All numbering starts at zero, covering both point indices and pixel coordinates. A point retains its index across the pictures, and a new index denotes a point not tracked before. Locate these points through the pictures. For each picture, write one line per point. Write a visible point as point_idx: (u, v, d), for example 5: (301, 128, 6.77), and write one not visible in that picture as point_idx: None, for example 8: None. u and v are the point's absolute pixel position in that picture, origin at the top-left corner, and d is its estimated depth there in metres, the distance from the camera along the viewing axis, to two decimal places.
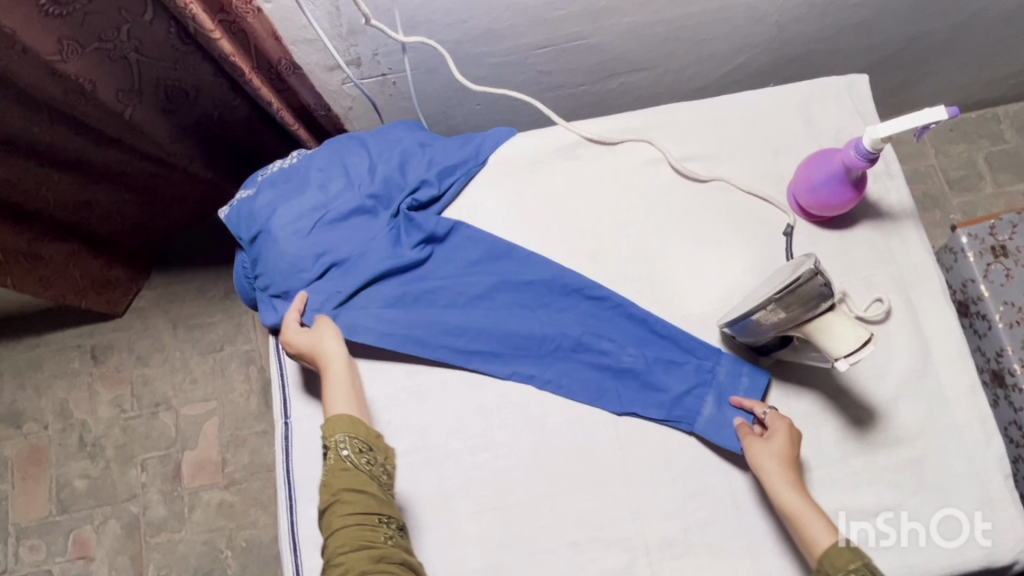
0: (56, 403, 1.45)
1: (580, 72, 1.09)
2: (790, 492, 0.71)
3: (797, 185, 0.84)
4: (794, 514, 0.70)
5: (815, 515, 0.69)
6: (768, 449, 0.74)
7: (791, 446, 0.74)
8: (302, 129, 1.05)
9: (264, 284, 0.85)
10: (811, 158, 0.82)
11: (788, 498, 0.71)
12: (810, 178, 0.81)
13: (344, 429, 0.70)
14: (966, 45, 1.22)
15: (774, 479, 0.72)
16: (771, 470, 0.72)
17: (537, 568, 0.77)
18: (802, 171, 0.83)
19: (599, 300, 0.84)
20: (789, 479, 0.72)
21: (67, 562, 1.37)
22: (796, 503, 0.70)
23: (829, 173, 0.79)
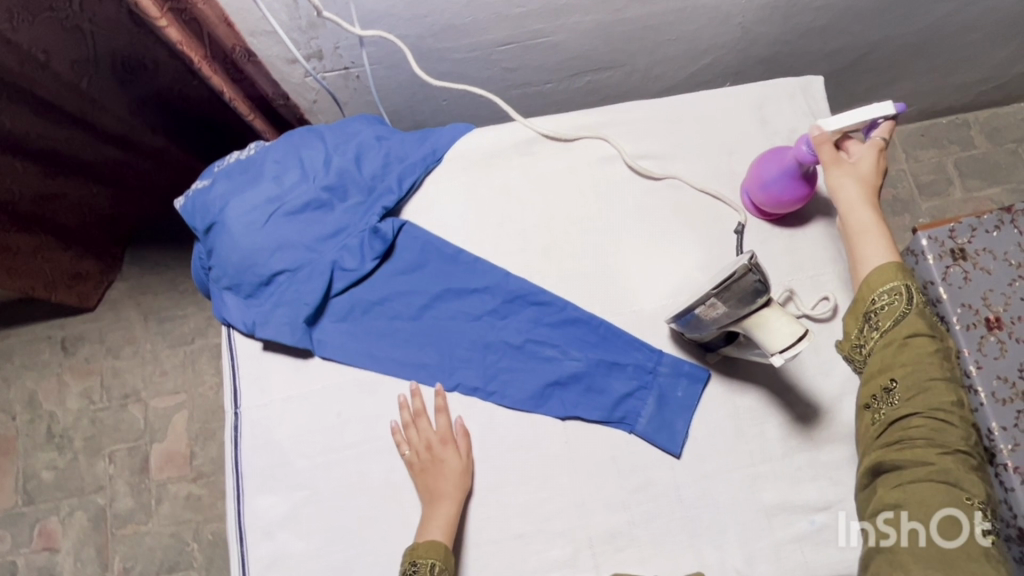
0: (25, 393, 1.45)
1: (546, 70, 1.09)
2: (863, 210, 0.75)
3: (750, 182, 0.84)
4: (857, 228, 0.75)
5: (879, 234, 0.74)
6: (856, 167, 0.75)
7: (868, 171, 0.76)
8: (258, 119, 1.06)
9: (217, 275, 0.85)
10: (762, 157, 0.83)
11: (857, 215, 0.75)
12: (762, 175, 0.82)
13: (437, 558, 0.72)
14: (931, 51, 1.23)
15: (848, 195, 0.75)
16: (848, 192, 0.75)
17: (482, 560, 0.77)
18: (754, 169, 0.83)
19: (543, 306, 0.84)
20: (861, 198, 0.75)
21: (32, 553, 1.37)
22: (868, 221, 0.75)
23: (781, 170, 0.80)
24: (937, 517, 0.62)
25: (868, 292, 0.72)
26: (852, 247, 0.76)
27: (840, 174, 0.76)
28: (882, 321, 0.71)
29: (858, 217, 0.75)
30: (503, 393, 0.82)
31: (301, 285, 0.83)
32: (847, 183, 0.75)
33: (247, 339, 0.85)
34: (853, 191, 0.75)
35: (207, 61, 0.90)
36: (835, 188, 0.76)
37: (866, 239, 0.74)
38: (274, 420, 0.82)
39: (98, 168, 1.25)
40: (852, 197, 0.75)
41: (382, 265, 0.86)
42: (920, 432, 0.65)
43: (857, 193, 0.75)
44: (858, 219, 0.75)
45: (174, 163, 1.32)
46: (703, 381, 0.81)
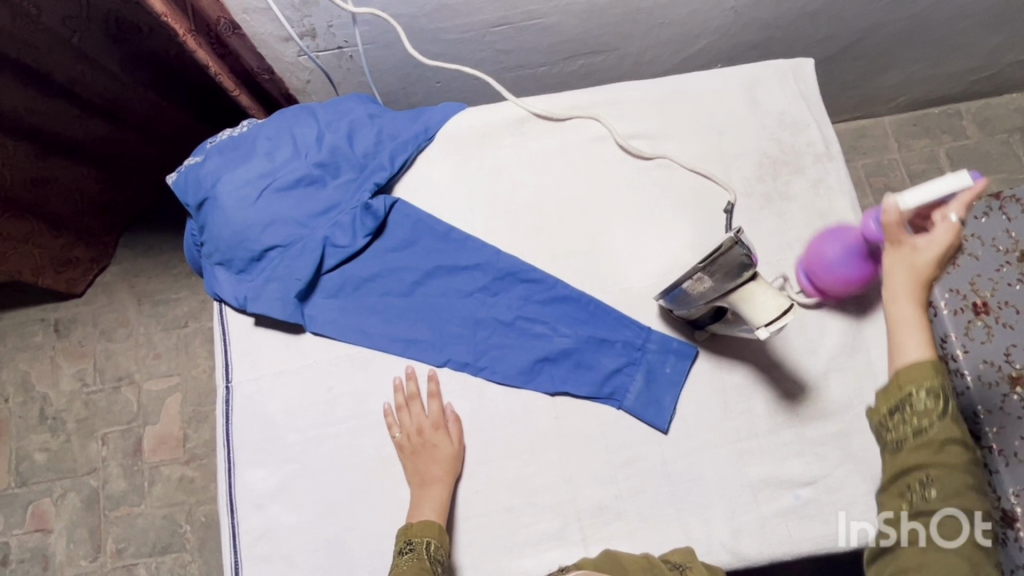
0: (18, 375, 1.45)
1: (539, 52, 1.10)
2: (911, 306, 0.67)
3: (810, 263, 0.80)
4: (895, 321, 0.68)
5: (920, 331, 0.67)
6: (916, 259, 0.67)
7: (934, 261, 0.67)
8: (244, 95, 1.06)
9: (210, 250, 0.85)
10: (821, 237, 0.79)
11: (901, 308, 0.68)
12: (824, 256, 0.78)
13: (433, 535, 0.73)
14: (923, 38, 1.24)
15: (900, 287, 0.68)
16: (901, 284, 0.68)
17: (471, 532, 0.78)
18: (814, 249, 0.80)
19: (534, 284, 0.85)
20: (913, 293, 0.67)
21: (25, 534, 1.37)
22: (911, 316, 0.67)
23: (847, 250, 0.77)
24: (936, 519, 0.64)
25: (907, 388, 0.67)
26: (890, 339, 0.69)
27: (899, 263, 0.68)
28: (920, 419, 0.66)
29: (901, 310, 0.68)
30: (493, 369, 0.83)
31: (293, 261, 0.84)
32: (898, 271, 0.68)
33: (239, 314, 0.85)
34: (907, 285, 0.67)
35: (191, 33, 0.91)
36: (888, 275, 0.69)
37: (904, 334, 0.68)
38: (265, 394, 0.83)
39: (87, 148, 1.25)
40: (905, 291, 0.67)
41: (374, 242, 0.86)
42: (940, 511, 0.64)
43: (914, 287, 0.67)
44: (901, 311, 0.68)
45: (160, 138, 1.33)
46: (691, 358, 0.82)
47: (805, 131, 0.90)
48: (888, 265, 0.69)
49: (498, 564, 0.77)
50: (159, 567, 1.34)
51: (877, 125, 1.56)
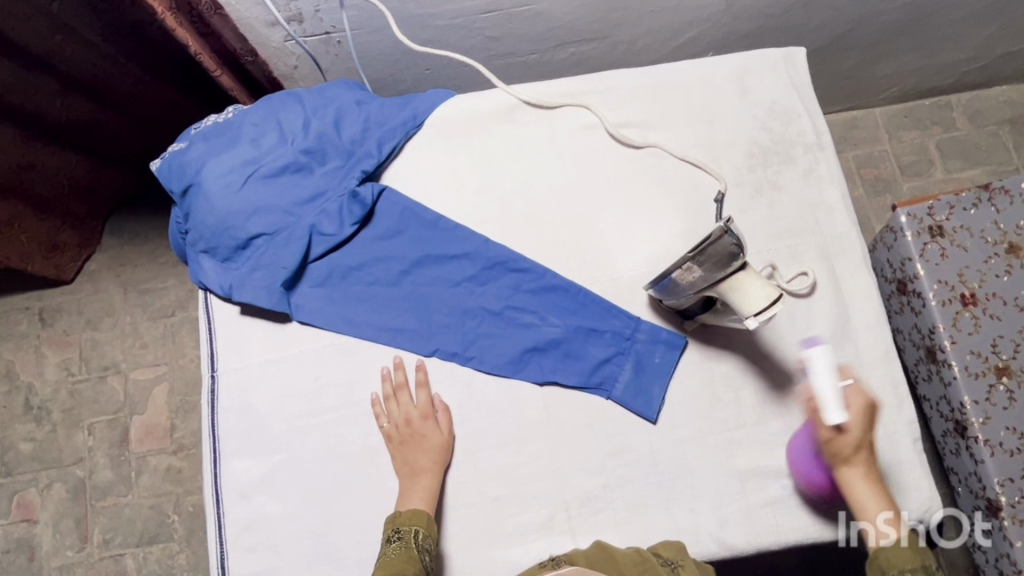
0: (2, 365, 1.43)
1: (530, 39, 1.08)
2: (867, 489, 0.73)
3: (808, 489, 0.77)
4: (861, 507, 0.73)
5: (883, 509, 0.72)
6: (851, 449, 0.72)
7: (866, 438, 0.73)
8: (227, 77, 1.03)
9: (194, 238, 0.84)
10: (791, 461, 0.78)
11: (857, 488, 0.73)
12: (805, 469, 0.77)
13: (420, 524, 0.72)
14: (915, 29, 1.23)
15: (853, 479, 0.73)
16: (853, 477, 0.73)
17: (458, 522, 0.78)
18: (801, 486, 0.77)
19: (522, 273, 0.85)
20: (866, 476, 0.73)
21: (10, 524, 1.36)
22: (870, 498, 0.72)
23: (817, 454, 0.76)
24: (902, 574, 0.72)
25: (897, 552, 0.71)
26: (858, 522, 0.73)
27: (841, 460, 0.73)
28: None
29: (862, 495, 0.73)
30: (481, 358, 0.82)
31: (279, 249, 0.83)
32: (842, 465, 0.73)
33: (224, 302, 0.84)
34: (858, 474, 0.73)
35: (169, 11, 0.89)
36: (837, 472, 0.74)
37: (872, 515, 0.72)
38: (250, 383, 0.82)
39: (71, 132, 1.23)
40: (856, 484, 0.73)
41: (361, 231, 0.85)
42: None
43: (863, 471, 0.73)
44: (859, 491, 0.73)
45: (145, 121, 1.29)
46: (680, 348, 0.82)
47: (796, 121, 0.90)
48: (832, 463, 0.74)
49: (485, 555, 0.77)
50: (147, 558, 1.33)
51: (868, 116, 1.56)
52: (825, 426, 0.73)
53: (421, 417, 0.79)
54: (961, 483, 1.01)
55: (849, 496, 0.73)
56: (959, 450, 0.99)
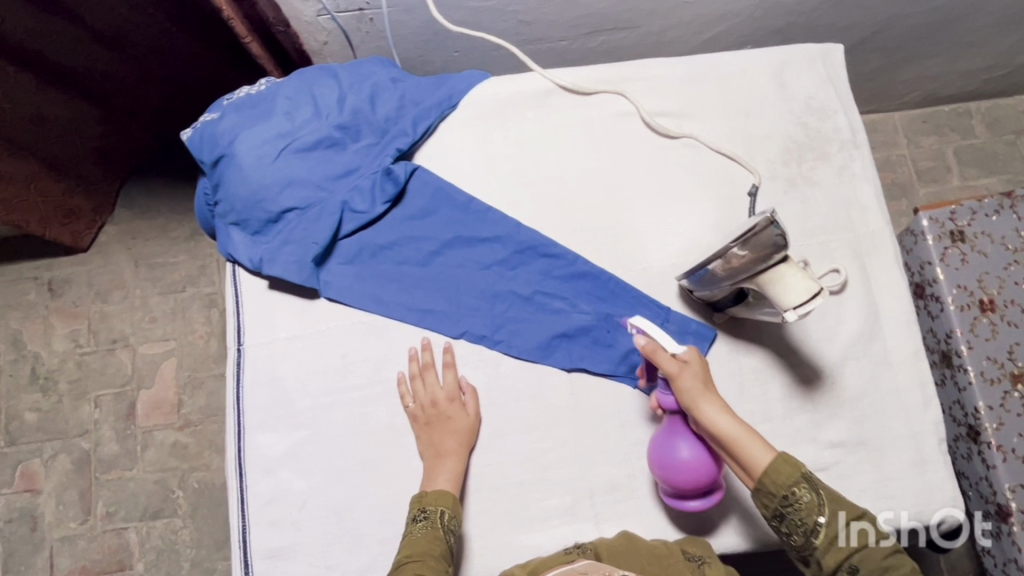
0: (10, 333, 1.42)
1: (561, 26, 1.08)
2: (729, 420, 0.70)
3: (689, 482, 0.71)
4: (731, 439, 0.69)
5: (753, 437, 0.70)
6: (698, 384, 0.71)
7: (707, 374, 0.73)
8: (255, 43, 1.02)
9: (224, 210, 0.83)
10: (661, 464, 0.73)
11: (725, 424, 0.70)
12: (679, 459, 0.71)
13: (445, 505, 0.72)
14: (943, 33, 1.22)
15: (713, 412, 0.70)
16: (714, 410, 0.71)
17: (481, 505, 0.78)
18: (680, 481, 0.71)
19: (554, 259, 0.84)
20: (724, 407, 0.71)
21: (13, 493, 1.35)
22: (737, 428, 0.70)
23: (676, 436, 0.73)
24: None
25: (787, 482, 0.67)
26: (734, 458, 0.70)
27: (696, 396, 0.71)
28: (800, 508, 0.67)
29: (730, 428, 0.70)
30: (509, 343, 0.82)
31: (311, 224, 0.82)
32: (696, 400, 0.71)
33: (253, 276, 0.84)
34: (718, 407, 0.71)
35: None
36: (697, 411, 0.71)
37: (746, 443, 0.69)
38: (277, 358, 0.81)
39: (85, 82, 1.22)
40: (721, 418, 0.70)
41: (393, 210, 0.85)
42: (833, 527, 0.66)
43: (718, 405, 0.71)
44: (727, 426, 0.70)
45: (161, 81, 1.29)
46: (710, 340, 0.82)
47: (832, 117, 0.89)
48: (688, 404, 0.71)
49: (508, 538, 0.77)
50: (150, 532, 1.33)
51: (887, 120, 1.55)
52: (670, 364, 0.72)
53: (448, 400, 0.78)
54: (969, 487, 1.01)
55: (716, 431, 0.70)
56: (970, 455, 0.99)
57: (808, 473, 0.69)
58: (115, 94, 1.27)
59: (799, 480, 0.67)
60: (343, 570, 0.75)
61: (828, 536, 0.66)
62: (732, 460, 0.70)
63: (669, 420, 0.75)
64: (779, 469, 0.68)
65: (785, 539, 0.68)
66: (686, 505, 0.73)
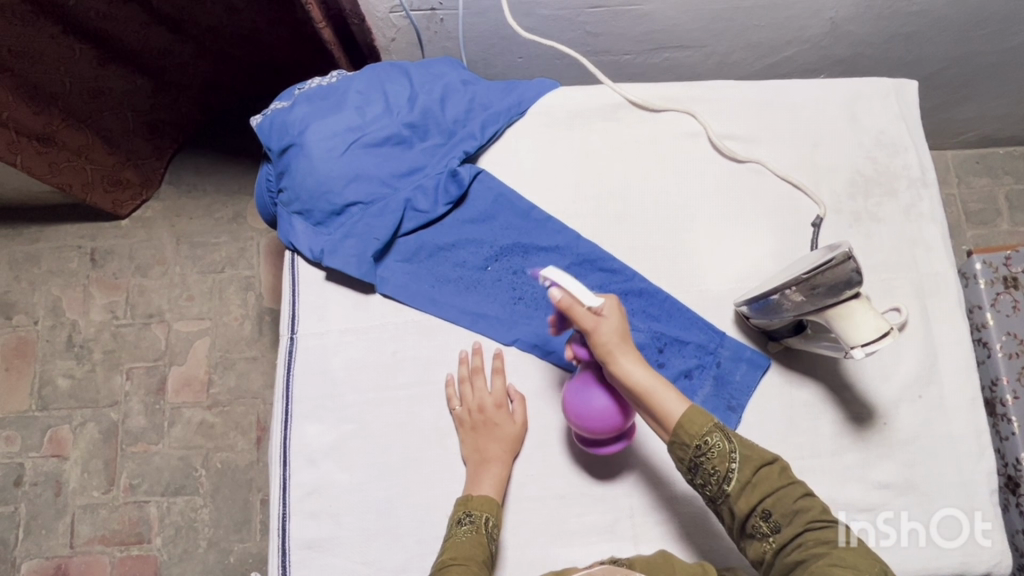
0: (49, 299, 1.44)
1: (627, 39, 1.07)
2: (644, 371, 0.68)
3: (605, 429, 0.72)
4: (645, 391, 0.68)
5: (668, 389, 0.68)
6: (614, 338, 0.68)
7: (625, 325, 0.70)
8: (328, 30, 1.01)
9: (289, 198, 0.84)
10: (578, 416, 0.72)
11: (639, 376, 0.68)
12: (594, 409, 0.72)
13: (485, 510, 0.73)
14: (1010, 75, 1.20)
15: (630, 365, 0.68)
16: (629, 362, 0.68)
17: (520, 514, 0.78)
18: (597, 428, 0.72)
19: (611, 273, 0.84)
20: (639, 358, 0.69)
21: (40, 457, 1.36)
22: (650, 379, 0.68)
23: (591, 386, 0.72)
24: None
25: (698, 429, 0.66)
26: (648, 410, 0.69)
27: (613, 349, 0.68)
28: (715, 458, 0.66)
29: (643, 379, 0.68)
30: (561, 354, 0.81)
31: (373, 219, 0.82)
32: (610, 354, 0.68)
33: (312, 267, 0.84)
34: (633, 359, 0.68)
35: None
36: (612, 364, 0.68)
37: (660, 394, 0.68)
38: (329, 350, 0.81)
39: (145, 59, 1.24)
40: (634, 368, 0.68)
41: (453, 212, 0.85)
42: (762, 487, 0.65)
43: (632, 355, 0.68)
44: (642, 377, 0.68)
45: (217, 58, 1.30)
46: (763, 369, 0.81)
47: (902, 154, 0.88)
48: (603, 357, 0.68)
49: (545, 550, 0.77)
50: (170, 508, 1.33)
51: (939, 158, 1.52)
52: (587, 319, 0.67)
53: (496, 403, 0.78)
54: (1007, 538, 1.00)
55: (632, 385, 0.68)
56: (1008, 506, 0.98)
57: (720, 422, 0.68)
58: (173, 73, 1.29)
59: (711, 428, 0.67)
60: (380, 567, 0.75)
61: (740, 483, 0.65)
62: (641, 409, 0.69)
63: (583, 368, 0.73)
64: (691, 418, 0.67)
65: (699, 490, 0.67)
66: (602, 448, 0.75)
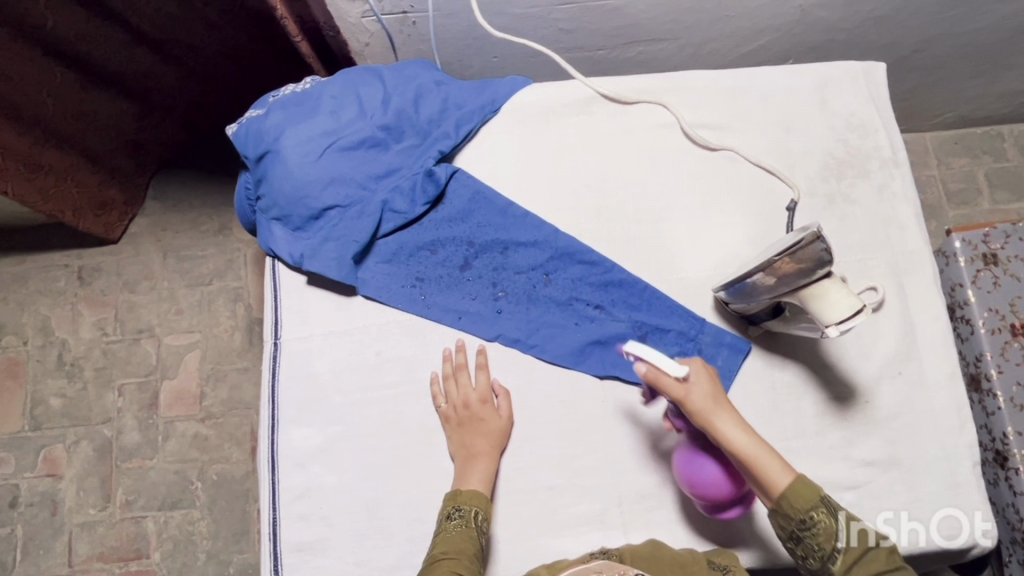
0: (38, 319, 1.44)
1: (600, 34, 1.08)
2: (745, 437, 0.69)
3: (721, 495, 0.72)
4: (749, 458, 0.68)
5: (770, 456, 0.68)
6: (709, 405, 0.69)
7: (717, 388, 0.71)
8: (304, 42, 1.03)
9: (267, 205, 0.84)
10: (691, 483, 0.73)
11: (742, 441, 0.69)
12: (707, 475, 0.72)
13: (474, 503, 0.73)
14: (982, 56, 1.21)
15: (728, 431, 0.69)
16: (729, 428, 0.69)
17: (510, 508, 0.78)
18: (713, 495, 0.72)
19: (590, 266, 0.84)
20: (739, 423, 0.69)
21: (35, 477, 1.36)
22: (752, 445, 0.69)
23: (698, 452, 0.73)
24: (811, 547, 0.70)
25: (806, 505, 0.66)
26: (753, 478, 0.69)
27: (709, 415, 0.69)
28: (820, 534, 0.66)
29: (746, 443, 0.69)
30: (544, 347, 0.82)
31: (351, 222, 0.83)
32: (708, 421, 0.69)
33: (292, 271, 0.85)
34: (731, 423, 0.69)
35: None
36: (711, 431, 0.70)
37: (765, 462, 0.68)
38: (313, 353, 0.82)
39: (127, 81, 1.24)
40: (737, 432, 0.69)
41: (431, 211, 0.86)
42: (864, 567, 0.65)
43: (732, 420, 0.69)
44: (745, 443, 0.68)
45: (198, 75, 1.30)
46: (744, 353, 0.82)
47: (873, 135, 0.89)
48: (701, 424, 0.70)
49: (537, 542, 0.77)
50: (167, 522, 1.33)
51: (918, 140, 1.54)
52: (676, 388, 0.69)
53: (482, 400, 0.79)
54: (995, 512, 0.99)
55: (733, 451, 0.69)
56: (997, 480, 0.98)
57: (825, 495, 0.68)
58: (154, 93, 1.29)
59: (817, 504, 0.67)
60: (372, 566, 0.76)
61: (846, 562, 0.66)
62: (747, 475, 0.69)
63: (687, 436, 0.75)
64: (798, 490, 0.67)
65: (799, 560, 0.68)
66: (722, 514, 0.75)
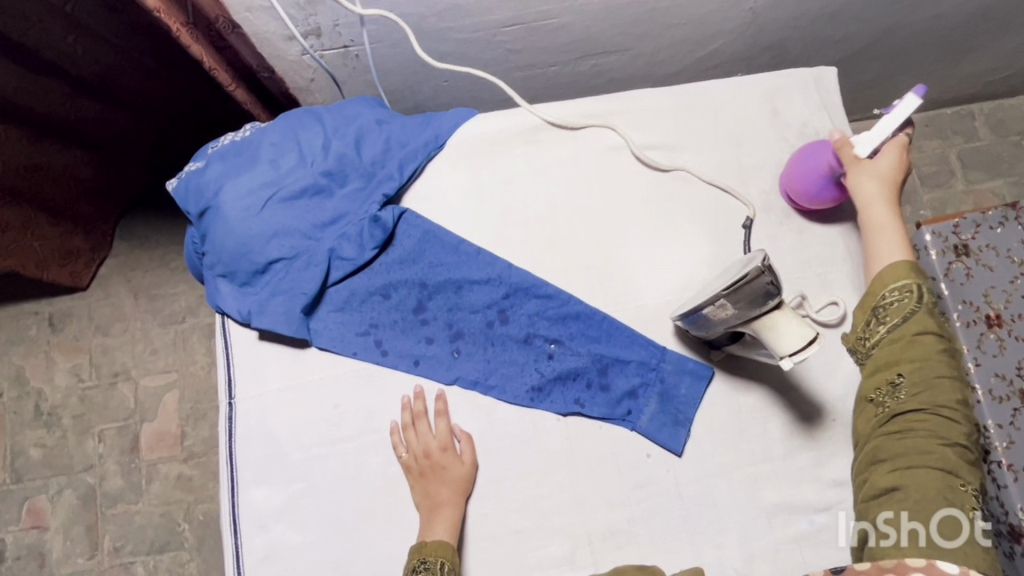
0: (12, 370, 1.41)
1: (550, 51, 1.05)
2: (885, 208, 0.75)
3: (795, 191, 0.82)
4: (873, 224, 0.75)
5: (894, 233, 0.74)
6: (876, 166, 0.75)
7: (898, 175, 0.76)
8: (240, 90, 1.00)
9: (212, 261, 0.83)
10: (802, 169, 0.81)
11: (867, 186, 0.75)
12: (811, 174, 0.80)
13: (440, 554, 0.71)
14: (944, 41, 1.18)
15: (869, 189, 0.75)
16: (869, 184, 0.75)
17: (478, 555, 0.77)
18: (800, 183, 0.81)
19: (546, 299, 0.83)
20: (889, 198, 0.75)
21: (20, 530, 1.35)
22: (887, 217, 0.75)
23: (824, 176, 0.79)
24: (935, 518, 0.61)
25: (884, 283, 0.71)
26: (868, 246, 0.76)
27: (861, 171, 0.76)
28: (890, 316, 0.70)
29: (876, 210, 0.75)
30: (502, 388, 0.80)
31: (299, 274, 0.82)
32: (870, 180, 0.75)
33: (242, 327, 0.83)
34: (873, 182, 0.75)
35: (186, 28, 0.85)
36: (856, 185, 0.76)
37: (882, 234, 0.74)
38: (268, 410, 0.81)
39: (79, 130, 1.21)
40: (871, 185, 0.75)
41: (382, 254, 0.84)
42: (923, 425, 0.65)
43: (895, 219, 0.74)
44: (870, 189, 0.75)
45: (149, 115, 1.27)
46: (706, 379, 0.80)
47: None
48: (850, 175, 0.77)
49: None
50: (157, 566, 1.32)
51: None
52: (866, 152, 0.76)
53: (444, 446, 0.78)
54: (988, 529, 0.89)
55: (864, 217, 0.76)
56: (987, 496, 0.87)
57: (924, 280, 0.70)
58: (108, 137, 1.26)
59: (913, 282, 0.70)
60: None
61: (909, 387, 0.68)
62: (887, 276, 0.71)
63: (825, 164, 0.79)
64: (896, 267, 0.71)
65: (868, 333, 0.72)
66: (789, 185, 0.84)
